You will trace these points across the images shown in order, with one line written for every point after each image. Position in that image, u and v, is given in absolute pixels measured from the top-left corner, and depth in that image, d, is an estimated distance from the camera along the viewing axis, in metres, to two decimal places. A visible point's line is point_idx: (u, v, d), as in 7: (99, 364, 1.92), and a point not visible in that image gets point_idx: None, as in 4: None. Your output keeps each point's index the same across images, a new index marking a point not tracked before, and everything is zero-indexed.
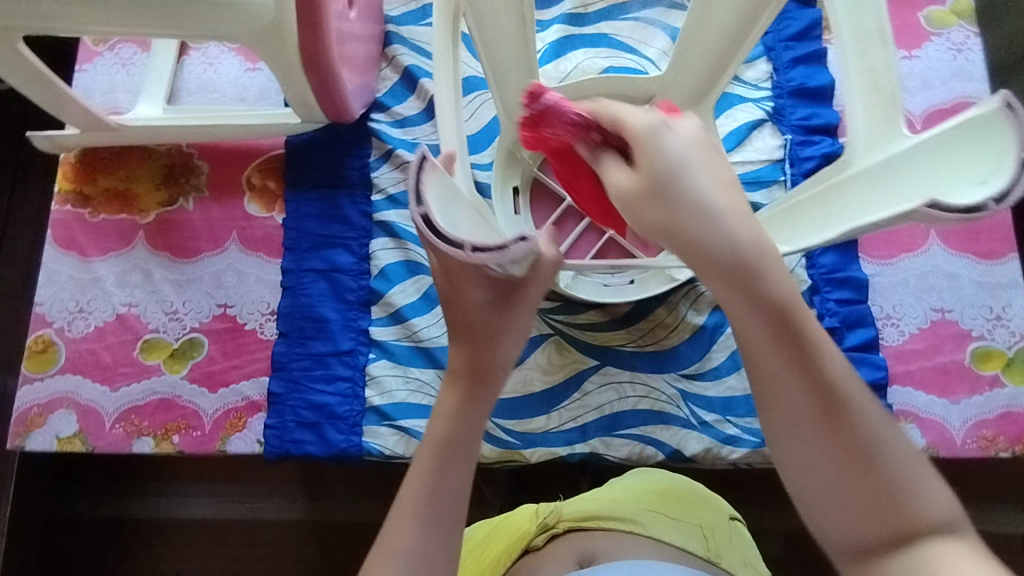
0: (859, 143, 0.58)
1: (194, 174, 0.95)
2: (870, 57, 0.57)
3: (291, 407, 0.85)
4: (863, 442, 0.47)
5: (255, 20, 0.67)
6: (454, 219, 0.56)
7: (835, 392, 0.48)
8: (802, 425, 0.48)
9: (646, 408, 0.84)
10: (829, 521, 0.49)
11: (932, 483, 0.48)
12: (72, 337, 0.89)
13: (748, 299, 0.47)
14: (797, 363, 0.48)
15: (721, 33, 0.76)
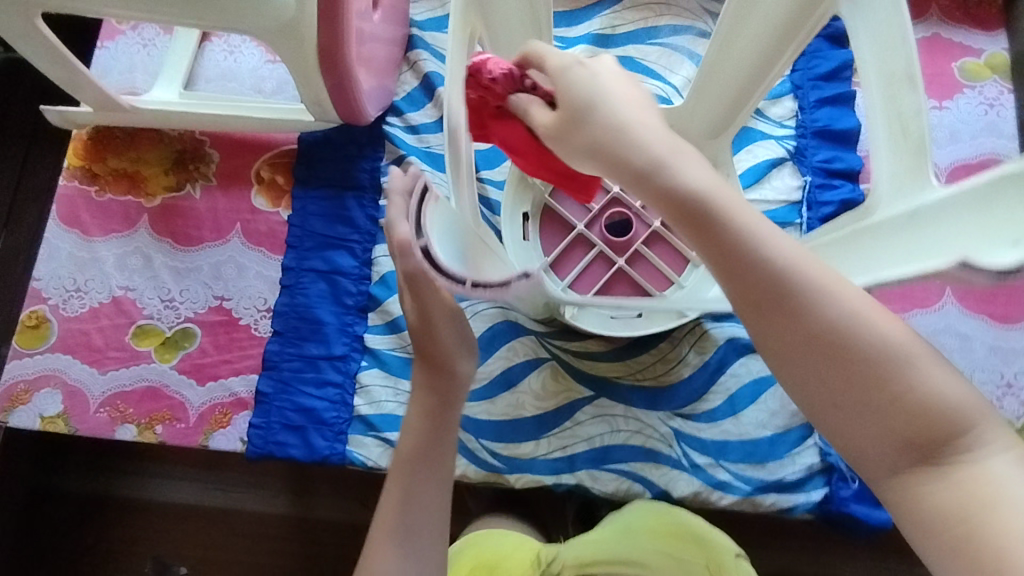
0: (883, 192, 0.51)
1: (204, 161, 0.94)
2: (896, 102, 0.49)
3: (278, 408, 0.84)
4: (848, 345, 0.41)
5: (276, 17, 0.66)
6: (456, 250, 0.62)
7: (787, 286, 0.42)
8: (765, 321, 0.43)
9: (638, 445, 0.82)
10: (847, 430, 0.42)
11: (928, 368, 0.40)
12: (66, 316, 0.89)
13: (669, 206, 0.45)
14: (717, 249, 0.43)
15: (741, 68, 0.71)
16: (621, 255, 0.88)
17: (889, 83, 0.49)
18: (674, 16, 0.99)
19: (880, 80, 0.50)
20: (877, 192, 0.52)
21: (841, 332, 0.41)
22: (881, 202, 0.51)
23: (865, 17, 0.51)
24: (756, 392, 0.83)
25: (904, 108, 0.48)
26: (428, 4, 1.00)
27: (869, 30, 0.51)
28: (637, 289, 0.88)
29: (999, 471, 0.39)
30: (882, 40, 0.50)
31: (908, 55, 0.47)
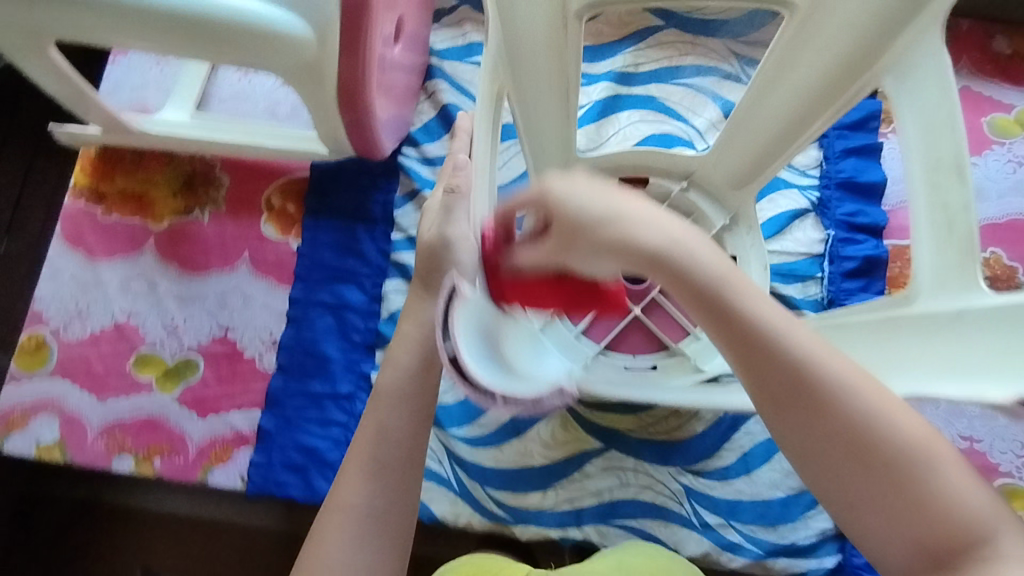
0: (923, 284, 0.50)
1: (213, 185, 0.92)
2: (941, 192, 0.49)
3: (280, 446, 0.82)
4: (870, 443, 0.41)
5: (296, 57, 0.64)
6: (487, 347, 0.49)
7: (812, 382, 0.42)
8: (785, 413, 0.43)
9: (648, 500, 0.80)
10: (863, 527, 0.42)
11: (947, 470, 0.41)
12: (66, 340, 0.87)
13: (680, 288, 0.45)
14: (739, 340, 0.43)
15: (771, 128, 0.67)
16: (637, 304, 0.88)
17: (934, 170, 0.49)
18: (699, 56, 0.97)
19: (924, 164, 0.50)
20: (916, 283, 0.51)
21: (865, 429, 0.41)
22: (920, 294, 0.51)
23: (913, 94, 0.51)
24: (771, 451, 0.81)
25: (951, 203, 0.48)
26: (449, 32, 0.98)
27: (919, 125, 0.51)
28: (652, 339, 0.88)
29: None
30: (930, 125, 0.50)
31: (957, 148, 0.47)
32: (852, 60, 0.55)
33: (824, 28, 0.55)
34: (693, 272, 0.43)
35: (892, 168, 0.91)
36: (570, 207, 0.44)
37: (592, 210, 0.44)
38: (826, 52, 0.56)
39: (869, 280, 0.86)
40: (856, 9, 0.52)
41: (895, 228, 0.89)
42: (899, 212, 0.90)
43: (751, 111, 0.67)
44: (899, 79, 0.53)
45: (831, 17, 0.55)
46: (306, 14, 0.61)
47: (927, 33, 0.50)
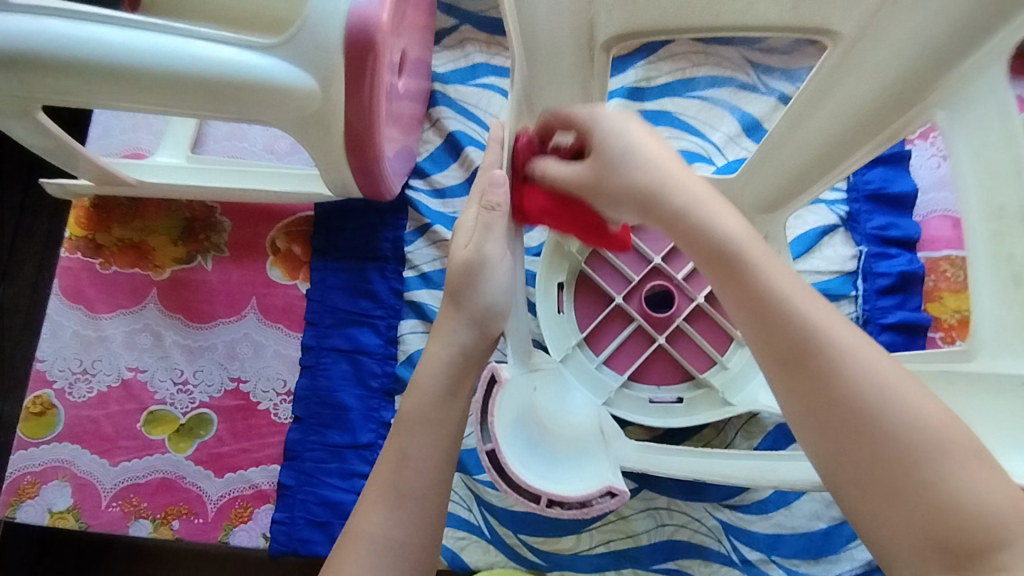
0: (985, 341, 0.49)
1: (215, 230, 0.89)
2: (1005, 241, 0.46)
3: (301, 501, 0.79)
4: (872, 417, 0.34)
5: (300, 108, 0.62)
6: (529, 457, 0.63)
7: (812, 343, 0.36)
8: (790, 379, 0.36)
9: (686, 539, 0.77)
10: (864, 517, 0.34)
11: (964, 461, 0.32)
12: (72, 402, 0.83)
13: (685, 241, 0.41)
14: (742, 294, 0.38)
15: (805, 156, 0.65)
16: (661, 331, 0.80)
17: (997, 220, 0.47)
18: (713, 66, 0.93)
19: (983, 211, 0.48)
20: (978, 339, 0.50)
21: (868, 402, 0.34)
22: (981, 350, 0.50)
23: (969, 131, 0.48)
24: None
25: (1016, 255, 0.45)
26: (450, 54, 0.94)
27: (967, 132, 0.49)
28: (678, 367, 0.80)
29: None
30: (990, 169, 0.47)
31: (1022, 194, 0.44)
32: (897, 95, 0.53)
33: (866, 61, 0.53)
34: (711, 227, 0.40)
35: (922, 176, 0.88)
36: (613, 152, 0.46)
37: (622, 146, 0.46)
38: (867, 85, 0.54)
39: (905, 296, 0.83)
40: (902, 40, 0.49)
41: (928, 239, 0.86)
42: (932, 222, 0.86)
43: (787, 140, 0.66)
44: (953, 115, 0.50)
45: (875, 50, 0.51)
46: (307, 64, 0.59)
47: (991, 66, 0.46)
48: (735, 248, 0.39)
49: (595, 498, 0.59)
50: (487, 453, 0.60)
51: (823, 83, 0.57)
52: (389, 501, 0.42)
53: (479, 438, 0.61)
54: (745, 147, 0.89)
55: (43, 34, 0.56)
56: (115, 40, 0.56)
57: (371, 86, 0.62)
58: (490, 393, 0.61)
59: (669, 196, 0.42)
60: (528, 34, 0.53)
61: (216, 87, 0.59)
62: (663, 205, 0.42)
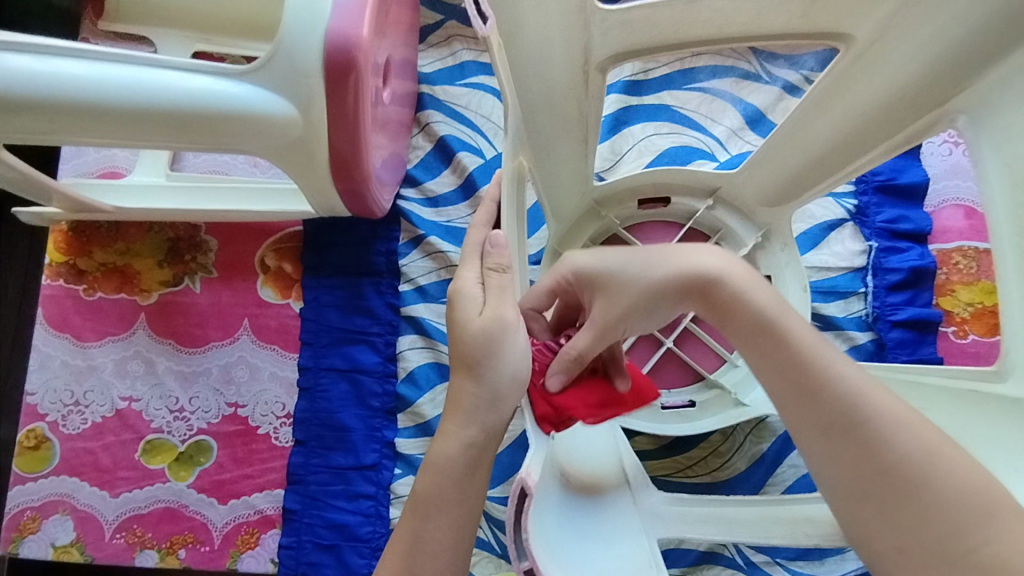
0: (1017, 362, 0.46)
1: (201, 250, 0.86)
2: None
3: (308, 525, 0.78)
4: (915, 481, 0.34)
5: (281, 137, 0.59)
6: (575, 537, 0.53)
7: (860, 411, 0.36)
8: (829, 442, 0.37)
9: (695, 547, 0.77)
10: (900, 571, 0.35)
11: (1011, 523, 0.32)
12: (66, 434, 0.81)
13: (717, 314, 0.44)
14: (786, 365, 0.39)
15: (807, 157, 0.64)
16: (667, 334, 0.79)
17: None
18: (714, 55, 0.89)
19: (1014, 228, 0.45)
20: (1007, 361, 0.47)
21: (911, 466, 0.35)
22: (1012, 374, 0.47)
23: (994, 140, 0.45)
24: (817, 483, 0.78)
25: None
26: (436, 52, 0.90)
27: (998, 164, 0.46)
28: (686, 370, 0.79)
29: None
30: (1020, 181, 0.43)
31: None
32: (916, 98, 0.51)
33: (888, 62, 0.51)
34: (744, 299, 0.42)
35: (934, 164, 0.86)
36: (609, 271, 0.47)
37: (620, 260, 0.47)
38: (889, 83, 0.52)
39: (915, 291, 0.81)
40: (925, 41, 0.48)
41: (939, 231, 0.84)
42: (943, 213, 0.84)
43: (791, 140, 0.64)
44: (976, 120, 0.47)
45: (896, 50, 0.50)
46: (286, 91, 0.56)
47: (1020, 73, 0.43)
48: (772, 317, 0.41)
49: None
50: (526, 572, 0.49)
51: (836, 80, 0.56)
52: None
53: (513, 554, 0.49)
54: (749, 141, 0.86)
55: (2, 71, 0.52)
56: (86, 76, 0.53)
57: (355, 104, 0.58)
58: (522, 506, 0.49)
59: (697, 283, 0.44)
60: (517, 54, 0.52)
61: (194, 119, 0.55)
62: (701, 291, 0.44)
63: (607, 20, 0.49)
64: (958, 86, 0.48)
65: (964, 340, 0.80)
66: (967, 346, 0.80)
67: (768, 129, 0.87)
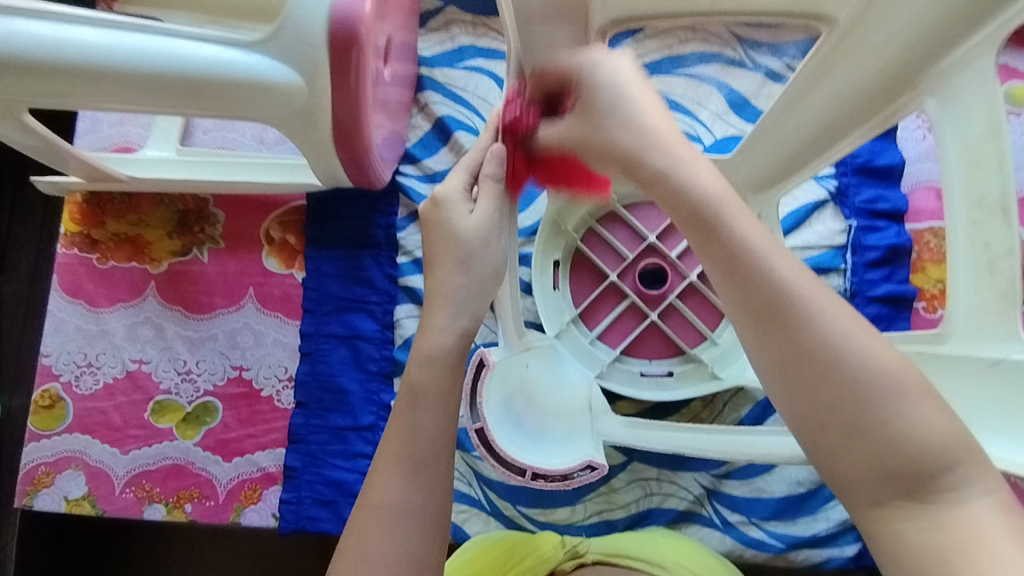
0: (957, 326, 0.51)
1: (209, 222, 0.90)
2: (984, 230, 0.48)
3: (308, 481, 0.82)
4: (835, 368, 0.33)
5: (289, 105, 0.63)
6: (520, 427, 0.67)
7: (783, 299, 0.35)
8: (762, 336, 0.35)
9: (675, 506, 0.81)
10: (829, 458, 0.34)
11: (917, 400, 0.32)
12: (80, 394, 0.85)
13: (662, 192, 0.40)
14: (719, 256, 0.37)
15: (794, 142, 0.66)
16: (653, 308, 0.83)
17: (978, 209, 0.48)
18: (700, 42, 0.93)
19: (966, 201, 0.49)
20: (950, 324, 0.52)
21: (831, 353, 0.33)
22: (953, 335, 0.52)
23: (956, 118, 0.50)
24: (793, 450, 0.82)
25: (993, 244, 0.47)
26: (436, 37, 0.94)
27: (958, 137, 0.50)
28: (670, 343, 0.83)
29: (982, 517, 0.31)
30: (976, 159, 0.48)
31: (1004, 184, 0.46)
32: (887, 83, 0.53)
33: (855, 58, 0.53)
34: (690, 176, 0.39)
35: (908, 148, 0.90)
36: (606, 102, 0.45)
37: (606, 96, 0.45)
38: (858, 77, 0.54)
39: (893, 268, 0.85)
40: (889, 36, 0.50)
41: (912, 211, 0.88)
42: (920, 194, 0.88)
43: (774, 127, 0.67)
44: (944, 104, 0.50)
45: (863, 45, 0.52)
46: (293, 62, 0.61)
47: (981, 57, 0.47)
48: (709, 206, 0.37)
49: (578, 471, 0.65)
50: (476, 431, 0.65)
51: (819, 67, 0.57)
52: (403, 471, 0.46)
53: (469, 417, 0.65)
54: (734, 124, 0.90)
55: (26, 37, 0.56)
56: (105, 43, 0.57)
57: (357, 77, 0.63)
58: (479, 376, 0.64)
59: (635, 152, 0.42)
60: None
61: (206, 85, 0.60)
62: (631, 162, 0.43)
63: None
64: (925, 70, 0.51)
65: (935, 315, 0.84)
66: (937, 320, 0.84)
67: (752, 113, 0.91)
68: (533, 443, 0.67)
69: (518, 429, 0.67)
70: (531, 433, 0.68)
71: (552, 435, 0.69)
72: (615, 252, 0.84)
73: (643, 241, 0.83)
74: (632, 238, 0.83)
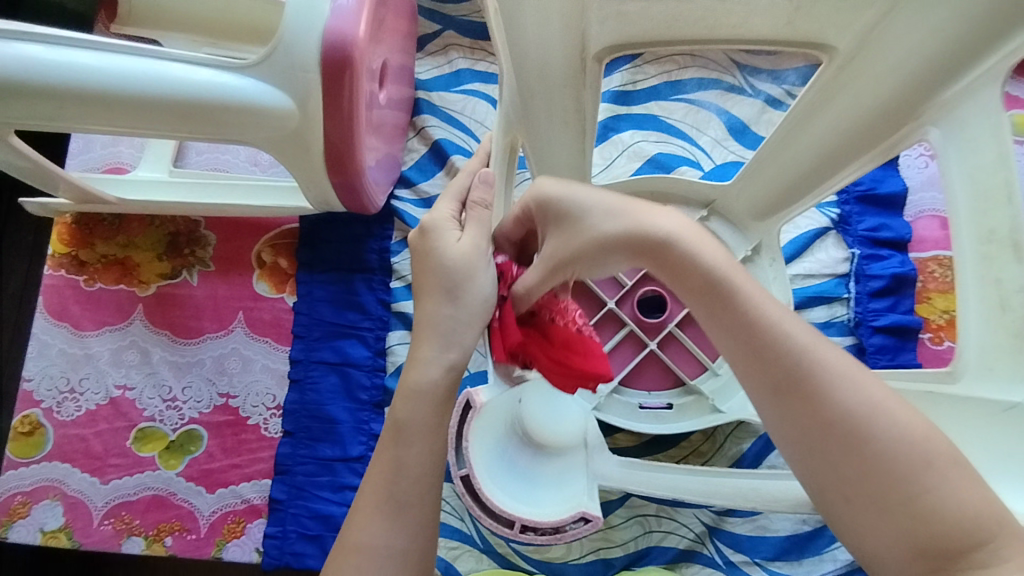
0: (969, 365, 0.48)
1: (200, 244, 0.88)
2: (994, 265, 0.45)
3: (293, 515, 0.79)
4: (855, 436, 0.33)
5: (280, 129, 0.62)
6: (512, 474, 0.64)
7: (801, 367, 0.35)
8: (779, 406, 0.35)
9: (674, 545, 0.78)
10: (858, 530, 0.33)
11: (946, 470, 0.32)
12: (61, 421, 0.83)
13: (667, 270, 0.41)
14: (731, 322, 0.37)
15: (793, 173, 0.65)
16: (652, 337, 0.81)
17: (986, 243, 0.46)
18: (699, 68, 0.92)
19: (974, 236, 0.47)
20: (960, 363, 0.49)
21: (854, 420, 0.33)
22: (965, 375, 0.49)
23: (962, 150, 0.47)
24: None
25: (1004, 279, 0.44)
26: (433, 60, 0.93)
27: (962, 167, 0.48)
28: (668, 373, 0.81)
29: None
30: (983, 191, 0.46)
31: (1013, 218, 0.43)
32: (892, 108, 0.52)
33: (858, 82, 0.53)
34: (693, 257, 0.40)
35: (911, 176, 0.89)
36: (579, 204, 0.46)
37: (584, 206, 0.45)
38: (862, 101, 0.54)
39: (897, 298, 0.83)
40: (892, 64, 0.49)
41: (916, 240, 0.86)
42: (923, 223, 0.86)
43: (772, 160, 0.67)
44: (947, 132, 0.48)
45: (866, 71, 0.52)
46: (285, 86, 0.59)
47: (986, 87, 0.45)
48: (719, 276, 0.39)
49: (568, 524, 0.61)
50: (462, 478, 0.62)
51: (818, 96, 0.57)
52: (385, 516, 0.43)
53: (454, 462, 0.63)
54: (733, 150, 0.89)
55: (14, 59, 0.55)
56: (92, 63, 0.56)
57: (350, 101, 0.61)
58: (467, 417, 0.62)
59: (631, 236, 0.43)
60: (518, 45, 0.53)
61: (193, 107, 0.58)
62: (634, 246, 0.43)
63: (604, 11, 0.51)
64: (927, 99, 0.49)
65: (941, 346, 0.82)
66: (943, 352, 0.82)
67: (751, 139, 0.90)
68: (527, 489, 0.64)
69: (508, 473, 0.64)
70: (526, 478, 0.65)
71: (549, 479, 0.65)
72: (614, 280, 0.82)
73: (642, 268, 0.81)
74: (631, 264, 0.81)
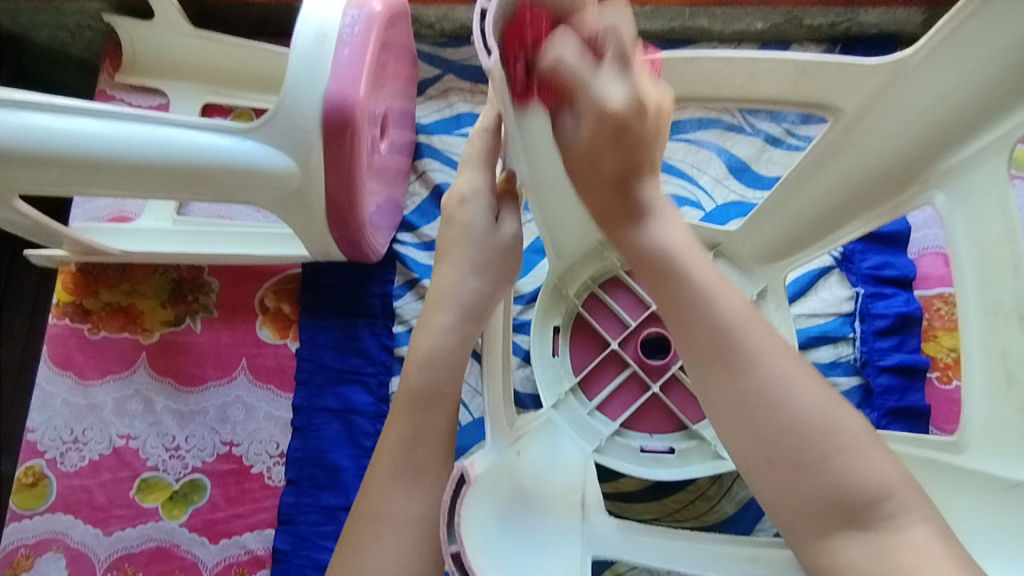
0: (977, 423, 0.48)
1: (203, 291, 0.89)
2: (999, 337, 0.46)
3: (297, 566, 0.78)
4: (767, 408, 0.38)
5: (281, 189, 0.63)
6: (511, 543, 0.51)
7: (729, 346, 0.40)
8: (708, 380, 0.40)
9: None
10: (773, 489, 0.38)
11: (860, 451, 0.38)
12: (64, 471, 0.82)
13: (624, 239, 0.45)
14: (666, 298, 0.42)
15: (801, 219, 0.64)
16: (656, 378, 0.80)
17: (993, 314, 0.46)
18: (699, 108, 0.93)
19: (981, 306, 0.47)
20: (965, 434, 0.49)
21: (770, 392, 0.39)
22: (969, 446, 0.49)
23: (968, 216, 0.48)
24: None
25: (1011, 352, 0.45)
26: (434, 104, 0.94)
27: (969, 233, 0.48)
28: (671, 417, 0.80)
29: (920, 542, 0.36)
30: (988, 261, 0.46)
31: (1019, 291, 0.44)
32: (909, 162, 0.52)
33: (873, 135, 0.53)
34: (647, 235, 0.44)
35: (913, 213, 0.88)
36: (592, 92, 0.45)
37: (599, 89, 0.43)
38: (871, 158, 0.54)
39: (903, 337, 0.82)
40: (908, 118, 0.50)
41: (921, 277, 0.86)
42: (926, 260, 0.86)
43: (779, 208, 0.66)
44: (953, 199, 0.49)
45: (880, 126, 0.52)
46: (287, 148, 0.60)
47: (991, 157, 0.46)
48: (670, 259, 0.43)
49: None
50: (454, 556, 0.46)
51: (828, 149, 0.57)
52: None
53: (443, 538, 0.46)
54: (734, 189, 0.89)
55: (23, 129, 0.56)
56: (99, 131, 0.57)
57: (351, 159, 0.62)
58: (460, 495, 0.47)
59: (640, 169, 0.45)
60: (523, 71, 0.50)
61: (196, 171, 0.59)
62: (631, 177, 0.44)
63: None
64: (932, 162, 0.50)
65: (949, 386, 0.81)
66: (951, 391, 0.81)
67: (752, 178, 0.90)
68: (513, 555, 0.50)
69: (505, 539, 0.51)
70: (525, 542, 0.53)
71: (538, 542, 0.55)
72: (618, 320, 0.82)
73: (645, 309, 0.81)
74: (635, 304, 0.81)
